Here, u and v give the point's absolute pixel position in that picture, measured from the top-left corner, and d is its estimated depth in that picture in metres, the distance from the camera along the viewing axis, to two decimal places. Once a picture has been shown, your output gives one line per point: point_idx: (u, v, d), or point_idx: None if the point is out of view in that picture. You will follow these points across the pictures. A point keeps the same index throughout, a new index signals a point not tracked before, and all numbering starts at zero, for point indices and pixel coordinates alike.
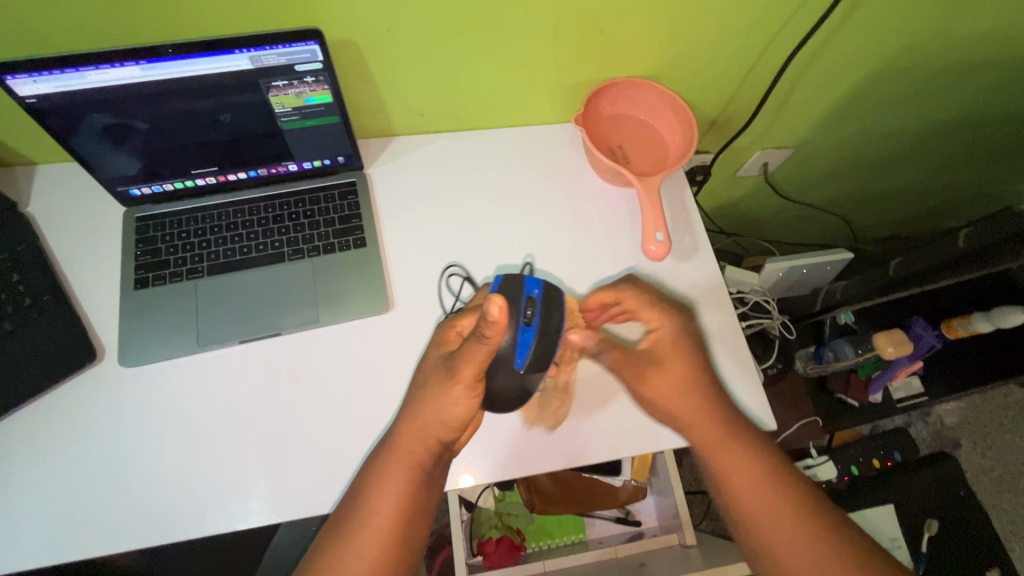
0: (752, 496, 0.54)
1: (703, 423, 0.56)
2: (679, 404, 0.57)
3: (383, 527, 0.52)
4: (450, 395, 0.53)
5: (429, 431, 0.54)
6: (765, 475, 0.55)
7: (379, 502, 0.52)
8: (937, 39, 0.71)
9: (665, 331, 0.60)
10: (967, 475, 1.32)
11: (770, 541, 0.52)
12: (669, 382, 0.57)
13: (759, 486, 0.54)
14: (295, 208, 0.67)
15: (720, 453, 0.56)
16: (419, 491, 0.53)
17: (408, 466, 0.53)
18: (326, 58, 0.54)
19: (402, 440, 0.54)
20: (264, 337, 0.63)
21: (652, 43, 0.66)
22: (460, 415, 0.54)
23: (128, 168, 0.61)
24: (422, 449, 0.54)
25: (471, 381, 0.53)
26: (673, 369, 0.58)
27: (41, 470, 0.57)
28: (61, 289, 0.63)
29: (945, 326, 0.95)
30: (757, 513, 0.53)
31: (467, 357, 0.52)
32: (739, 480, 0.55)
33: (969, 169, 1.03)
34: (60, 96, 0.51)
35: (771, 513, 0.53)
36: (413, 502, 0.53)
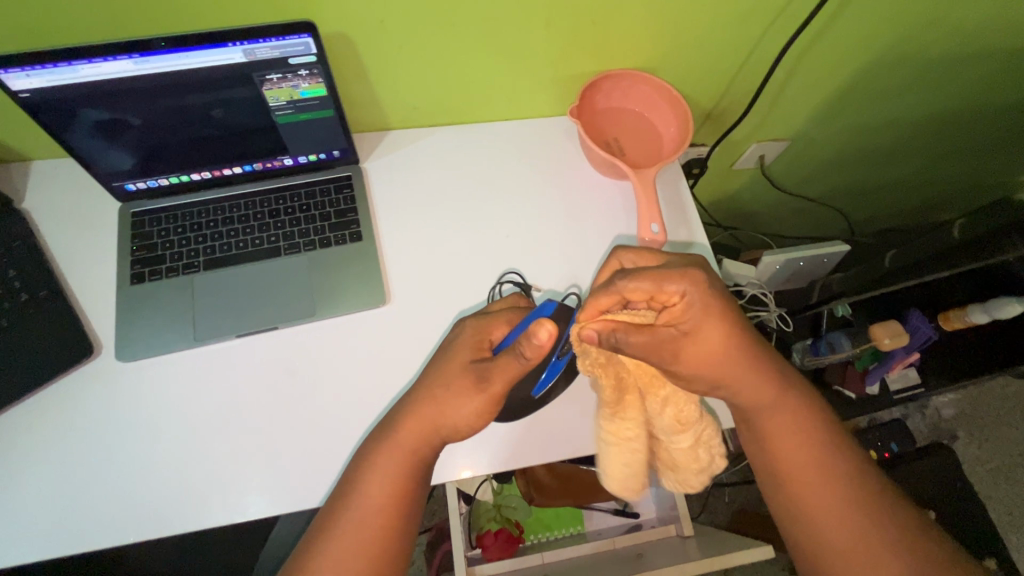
0: (801, 460, 0.53)
1: (748, 385, 0.53)
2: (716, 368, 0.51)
3: (374, 519, 0.52)
4: (465, 404, 0.53)
5: (434, 429, 0.54)
6: (812, 441, 0.53)
7: (373, 492, 0.52)
8: (932, 31, 0.71)
9: (689, 300, 0.48)
10: (964, 466, 1.33)
11: (814, 505, 0.52)
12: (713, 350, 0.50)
13: (807, 451, 0.53)
14: (290, 203, 0.67)
15: (771, 416, 0.54)
16: (412, 485, 0.53)
17: (403, 458, 0.53)
18: (319, 51, 0.54)
19: (403, 431, 0.54)
20: (260, 332, 0.63)
21: (647, 35, 0.66)
22: (468, 419, 0.53)
23: (124, 163, 0.61)
24: (422, 445, 0.54)
25: (498, 397, 0.53)
26: (713, 342, 0.50)
27: (42, 464, 0.57)
28: (58, 284, 0.63)
29: (941, 319, 0.96)
30: (803, 478, 0.52)
31: (500, 372, 0.53)
32: (789, 443, 0.54)
33: (965, 161, 1.03)
34: (54, 90, 0.51)
35: (817, 478, 0.52)
36: (405, 494, 0.53)
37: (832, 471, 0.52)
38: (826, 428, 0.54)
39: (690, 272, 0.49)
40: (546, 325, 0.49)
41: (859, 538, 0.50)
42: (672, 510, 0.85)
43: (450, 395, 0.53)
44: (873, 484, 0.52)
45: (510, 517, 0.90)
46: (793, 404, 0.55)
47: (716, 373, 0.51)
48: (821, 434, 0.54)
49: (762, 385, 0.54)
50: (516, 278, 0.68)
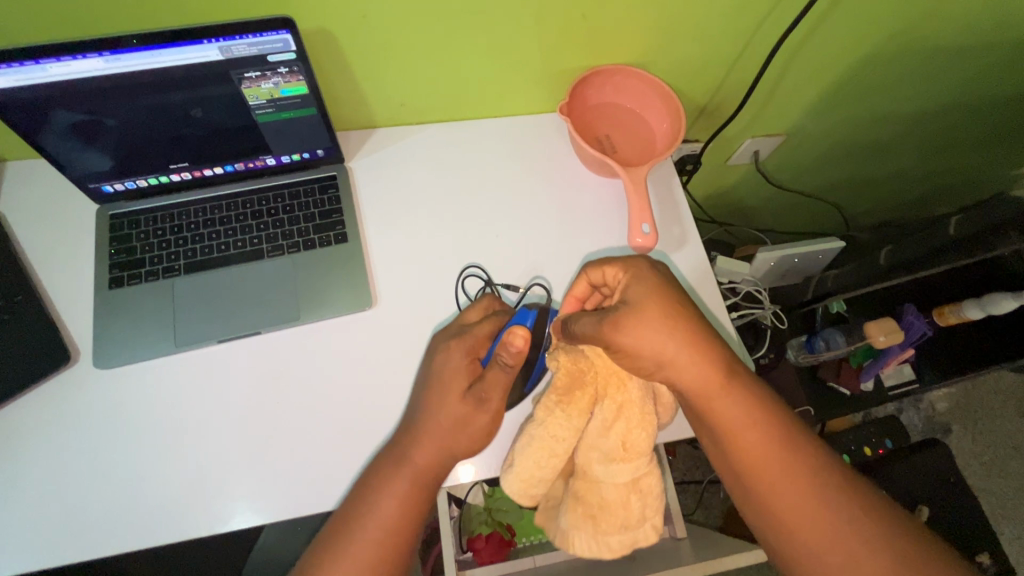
0: (758, 454, 0.51)
1: (688, 377, 0.52)
2: (659, 351, 0.51)
3: (381, 531, 0.51)
4: (476, 421, 0.55)
5: (449, 448, 0.54)
6: (768, 431, 0.51)
7: (381, 506, 0.52)
8: (929, 24, 0.70)
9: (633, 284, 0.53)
10: (958, 459, 1.33)
11: (777, 496, 0.50)
12: (651, 328, 0.51)
13: (764, 442, 0.51)
14: (273, 204, 0.65)
15: (722, 413, 0.52)
16: (419, 502, 0.53)
17: (416, 471, 0.53)
18: (299, 48, 0.52)
19: (418, 450, 0.54)
20: (243, 337, 0.62)
21: (638, 29, 0.64)
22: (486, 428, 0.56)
23: (100, 165, 0.59)
24: (435, 466, 0.54)
25: (498, 411, 0.56)
26: (651, 317, 0.51)
27: (21, 475, 0.56)
28: (34, 290, 0.61)
29: (935, 314, 0.95)
30: (752, 463, 0.51)
31: (491, 387, 0.56)
32: (737, 432, 0.51)
33: (962, 154, 1.02)
34: (23, 90, 0.49)
35: (778, 469, 0.50)
36: (412, 508, 0.53)
37: (792, 459, 0.50)
38: (779, 415, 0.52)
39: (638, 260, 0.55)
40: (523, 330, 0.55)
41: (824, 526, 0.48)
42: (665, 510, 0.84)
43: (462, 415, 0.55)
44: (831, 467, 0.51)
45: (500, 520, 0.90)
46: (742, 398, 0.52)
47: (657, 355, 0.51)
48: (770, 414, 0.52)
49: (697, 372, 0.51)
50: (480, 271, 0.67)
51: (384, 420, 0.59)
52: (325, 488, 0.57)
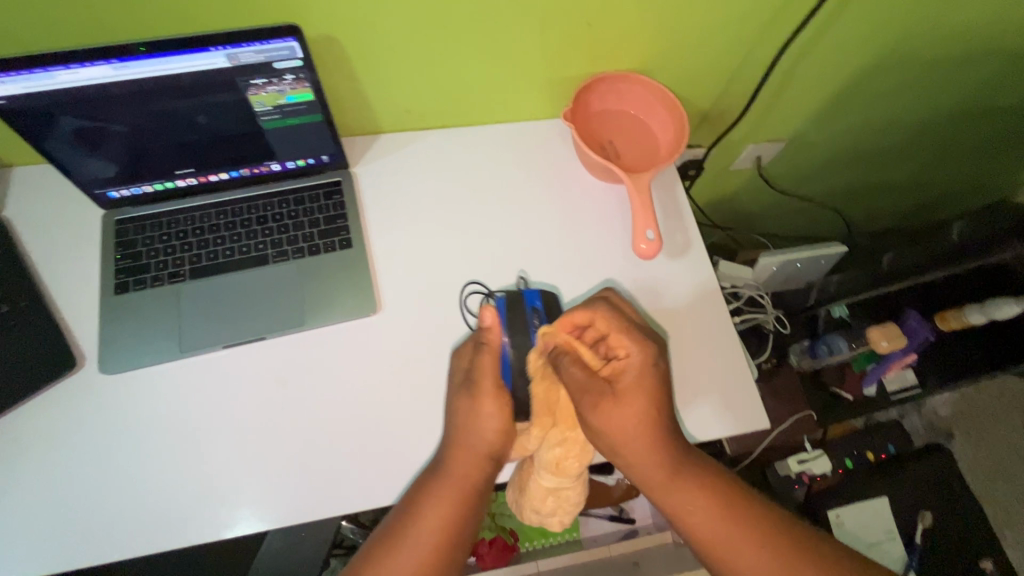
0: (712, 527, 0.54)
1: (648, 468, 0.56)
2: (623, 439, 0.54)
3: (428, 555, 0.53)
4: (480, 409, 0.56)
5: (478, 453, 0.56)
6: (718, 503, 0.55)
7: (425, 529, 0.53)
8: (930, 32, 0.70)
9: (630, 361, 0.55)
10: (960, 465, 1.33)
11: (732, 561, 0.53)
12: (624, 416, 0.53)
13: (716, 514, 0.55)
14: (279, 209, 0.66)
15: (675, 487, 0.56)
16: (464, 513, 0.55)
17: (457, 493, 0.55)
18: (305, 55, 0.52)
19: (454, 462, 0.55)
20: (247, 343, 0.62)
21: (643, 35, 0.64)
22: (498, 427, 0.56)
23: (106, 171, 0.59)
24: (477, 473, 0.56)
25: (494, 391, 0.56)
26: (626, 414, 0.54)
27: (26, 479, 0.56)
28: (39, 294, 0.62)
29: (936, 318, 0.94)
30: (711, 544, 0.55)
31: (483, 368, 0.56)
32: (693, 519, 0.55)
33: (965, 160, 1.02)
34: (30, 97, 0.50)
35: (730, 536, 0.54)
36: (457, 527, 0.55)
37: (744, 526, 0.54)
38: (736, 503, 0.55)
39: (646, 345, 0.56)
40: (490, 309, 0.57)
41: None
42: None
43: (464, 408, 0.57)
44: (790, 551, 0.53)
45: (504, 525, 0.89)
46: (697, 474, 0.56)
47: (626, 437, 0.54)
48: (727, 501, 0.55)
49: (655, 465, 0.56)
50: (481, 286, 0.66)
51: (389, 425, 0.60)
52: (330, 494, 0.57)
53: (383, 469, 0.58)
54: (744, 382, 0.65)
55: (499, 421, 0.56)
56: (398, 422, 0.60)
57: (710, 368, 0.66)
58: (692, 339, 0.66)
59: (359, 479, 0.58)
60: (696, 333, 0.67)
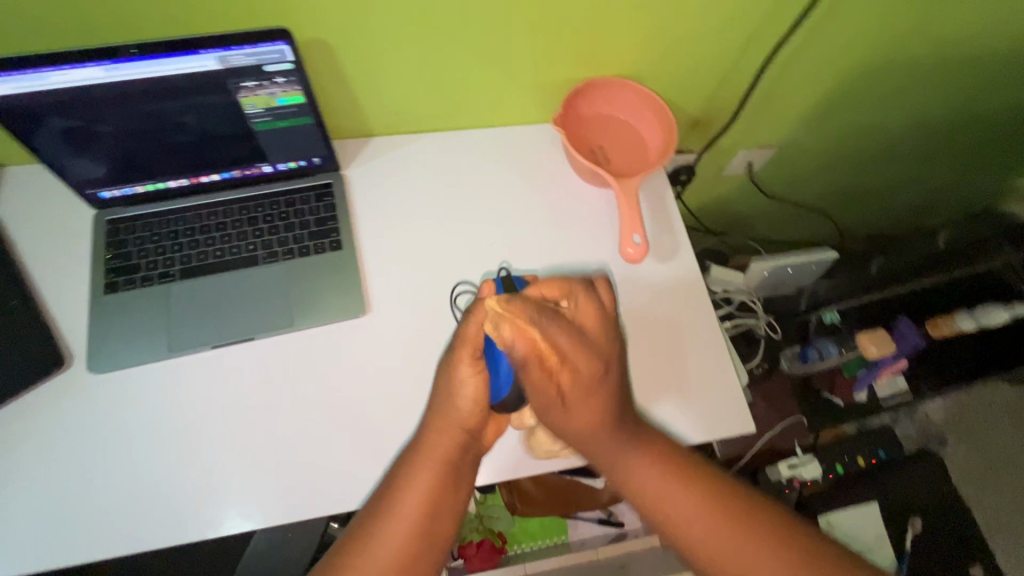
0: (659, 488, 0.52)
1: (600, 450, 0.54)
2: (585, 427, 0.53)
3: (408, 530, 0.49)
4: (456, 371, 0.53)
5: (455, 421, 0.54)
6: (668, 466, 0.53)
7: (408, 501, 0.50)
8: (916, 40, 0.71)
9: (574, 355, 0.49)
10: (952, 470, 1.33)
11: (681, 523, 0.50)
12: (581, 404, 0.52)
13: (667, 479, 0.52)
14: (270, 211, 0.66)
15: (622, 448, 0.54)
16: (447, 487, 0.51)
17: (438, 461, 0.52)
18: (296, 58, 0.53)
19: (433, 435, 0.53)
20: (236, 343, 0.62)
21: (632, 41, 0.65)
22: (475, 395, 0.54)
23: (96, 171, 0.60)
24: (451, 443, 0.53)
25: (473, 356, 0.53)
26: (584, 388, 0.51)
27: (11, 477, 0.56)
28: (29, 293, 0.62)
29: (929, 325, 0.93)
30: (665, 509, 0.51)
31: (465, 336, 0.51)
32: (642, 489, 0.53)
33: (956, 167, 1.03)
34: (21, 98, 0.50)
35: (681, 500, 0.51)
36: (441, 501, 0.51)
37: (693, 485, 0.52)
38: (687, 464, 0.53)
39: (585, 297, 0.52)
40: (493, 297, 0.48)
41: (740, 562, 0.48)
42: None
43: (444, 370, 0.55)
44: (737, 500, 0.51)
45: (492, 527, 0.88)
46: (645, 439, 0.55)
47: (577, 430, 0.54)
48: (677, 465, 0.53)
49: (606, 447, 0.54)
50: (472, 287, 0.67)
51: (377, 426, 0.60)
52: (318, 494, 0.57)
53: (370, 470, 0.58)
54: (727, 385, 0.66)
55: (474, 389, 0.53)
56: (385, 423, 0.60)
57: (694, 371, 0.66)
58: (680, 341, 0.67)
59: (346, 480, 0.58)
60: (687, 336, 0.67)
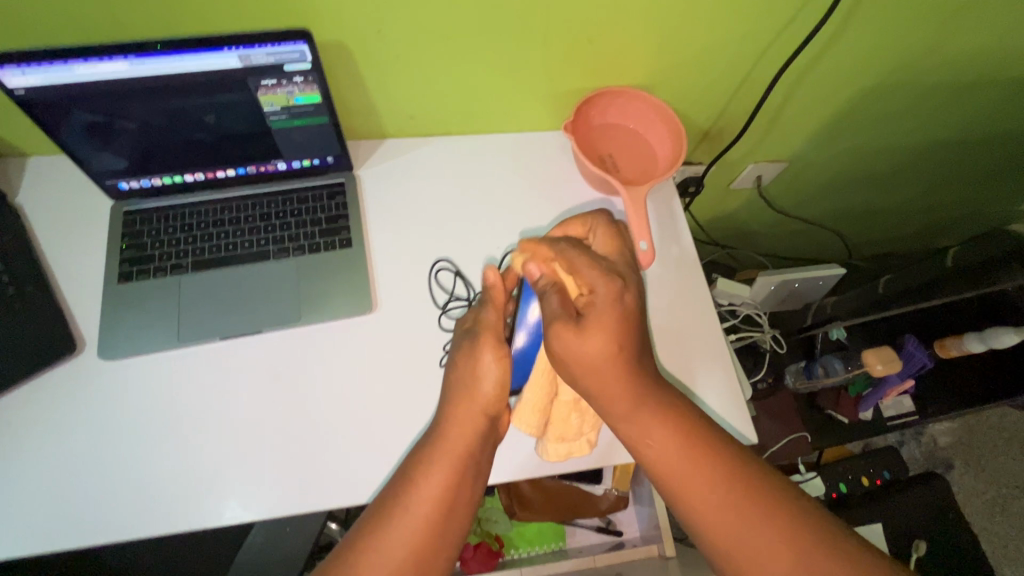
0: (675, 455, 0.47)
1: (610, 387, 0.49)
2: (599, 368, 0.48)
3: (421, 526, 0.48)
4: (480, 355, 0.54)
5: (475, 408, 0.53)
6: (685, 432, 0.48)
7: (424, 496, 0.49)
8: (926, 60, 0.72)
9: (591, 280, 0.50)
10: (958, 496, 1.31)
11: (684, 485, 0.47)
12: (602, 324, 0.48)
13: (681, 441, 0.48)
14: (282, 207, 0.67)
15: (642, 408, 0.49)
16: (463, 482, 0.50)
17: (456, 457, 0.51)
18: (314, 58, 0.54)
19: (452, 429, 0.52)
20: (244, 336, 0.63)
21: (644, 52, 0.66)
22: (498, 381, 0.53)
23: (116, 163, 0.61)
24: (471, 436, 0.52)
25: (494, 339, 0.55)
26: (609, 315, 0.48)
27: (18, 459, 0.57)
28: (46, 280, 0.63)
29: (936, 346, 0.95)
30: (678, 474, 0.47)
31: (487, 323, 0.56)
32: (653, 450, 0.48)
33: (967, 187, 1.03)
34: (50, 88, 0.52)
35: (694, 466, 0.47)
36: (457, 494, 0.50)
37: (705, 451, 0.48)
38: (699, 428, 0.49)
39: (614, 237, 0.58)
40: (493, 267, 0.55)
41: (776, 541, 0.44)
42: (655, 530, 0.84)
43: (464, 358, 0.55)
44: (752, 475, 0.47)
45: (490, 530, 0.89)
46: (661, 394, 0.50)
47: (589, 363, 0.48)
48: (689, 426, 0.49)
49: (618, 389, 0.49)
50: (450, 264, 0.68)
51: (380, 422, 0.60)
52: (319, 487, 0.58)
53: (371, 465, 0.59)
54: (729, 398, 0.66)
55: (500, 372, 0.53)
56: (388, 420, 0.61)
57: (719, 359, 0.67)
58: (687, 349, 0.67)
59: (348, 474, 0.58)
60: (693, 346, 0.68)
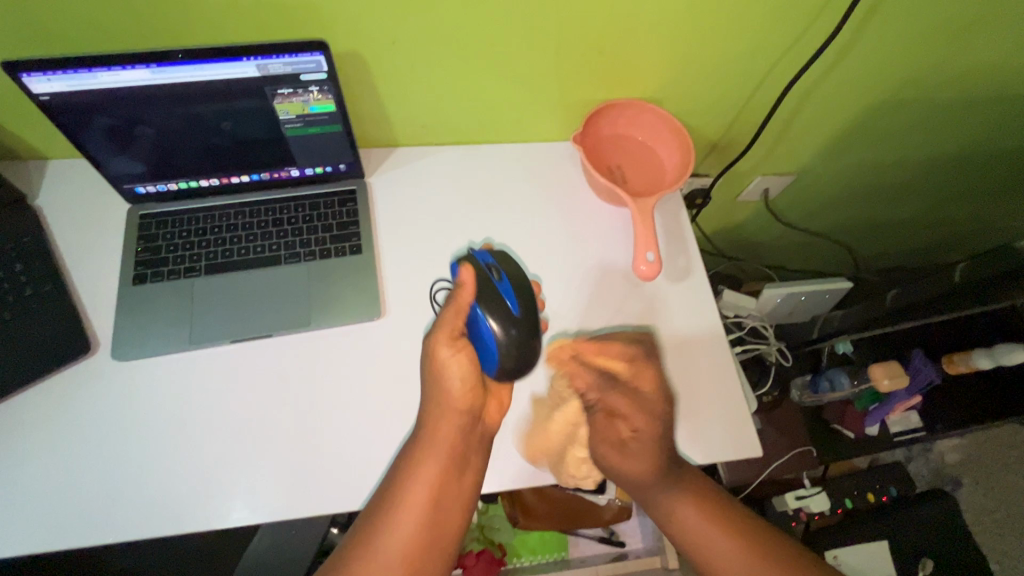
0: (700, 528, 0.54)
1: (634, 469, 0.57)
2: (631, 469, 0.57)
3: (418, 523, 0.50)
4: (439, 358, 0.53)
5: (450, 403, 0.53)
6: (704, 506, 0.55)
7: (417, 491, 0.51)
8: (933, 76, 0.73)
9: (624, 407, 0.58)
10: (966, 514, 1.30)
11: (720, 557, 0.53)
12: (631, 432, 0.58)
13: (702, 516, 0.55)
14: (295, 213, 0.68)
15: (666, 493, 0.56)
16: (452, 476, 0.52)
17: (443, 452, 0.52)
18: (330, 68, 0.55)
19: (437, 428, 0.53)
20: (254, 338, 0.64)
21: (654, 65, 0.67)
22: (465, 377, 0.53)
23: (134, 168, 0.62)
24: (454, 434, 0.53)
25: (453, 339, 0.53)
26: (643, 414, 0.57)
27: (30, 458, 0.58)
28: (63, 281, 0.64)
29: (943, 361, 0.93)
30: (703, 546, 0.54)
31: (443, 316, 0.53)
32: (680, 522, 0.55)
33: (976, 202, 1.03)
34: (73, 95, 0.53)
35: (717, 537, 0.54)
36: (447, 488, 0.52)
37: (724, 523, 0.54)
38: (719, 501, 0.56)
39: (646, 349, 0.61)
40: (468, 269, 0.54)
41: None
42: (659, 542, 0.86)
43: (425, 357, 0.54)
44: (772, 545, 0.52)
45: (493, 538, 0.89)
46: (686, 479, 0.57)
47: (628, 459, 0.58)
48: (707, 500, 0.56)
49: (642, 471, 0.57)
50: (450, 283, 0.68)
51: (386, 427, 0.61)
52: (325, 490, 0.58)
53: (376, 470, 0.59)
54: (735, 411, 0.66)
55: (462, 368, 0.53)
56: (394, 425, 0.61)
57: (712, 395, 0.66)
58: (693, 360, 0.68)
59: (354, 478, 0.59)
60: (699, 358, 0.68)
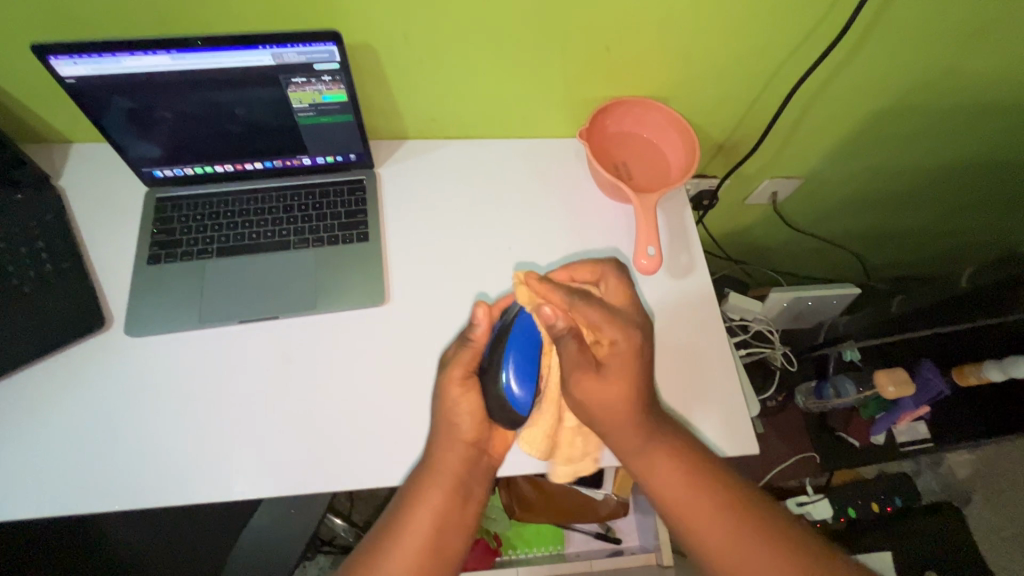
0: (685, 483, 0.53)
1: (610, 402, 0.54)
2: (603, 409, 0.55)
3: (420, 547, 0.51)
4: (449, 393, 0.57)
5: (457, 436, 0.56)
6: (690, 462, 0.54)
7: (419, 518, 0.52)
8: (945, 82, 0.73)
9: (613, 337, 0.54)
10: (975, 531, 1.27)
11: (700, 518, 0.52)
12: (607, 386, 0.54)
13: (689, 472, 0.53)
14: (305, 200, 0.70)
15: (647, 443, 0.55)
16: (455, 502, 0.54)
17: (447, 481, 0.54)
18: (343, 59, 0.57)
19: (440, 456, 0.55)
20: (262, 319, 0.65)
21: (660, 63, 0.68)
22: (473, 412, 0.57)
23: (152, 152, 0.65)
24: (457, 461, 0.55)
25: (460, 381, 0.58)
26: (621, 348, 0.54)
27: (43, 421, 0.60)
28: (81, 258, 0.67)
29: (955, 372, 0.90)
30: (691, 504, 0.52)
31: (455, 359, 0.58)
32: (663, 478, 0.54)
33: (990, 211, 1.01)
34: (97, 78, 0.56)
35: (708, 500, 0.52)
36: (449, 512, 0.53)
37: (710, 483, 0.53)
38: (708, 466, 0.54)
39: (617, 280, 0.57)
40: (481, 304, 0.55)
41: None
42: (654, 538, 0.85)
43: (438, 401, 0.58)
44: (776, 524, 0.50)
45: (490, 528, 0.90)
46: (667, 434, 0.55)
47: (600, 401, 0.54)
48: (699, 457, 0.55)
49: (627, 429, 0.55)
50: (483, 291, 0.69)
51: (385, 413, 0.62)
52: (321, 471, 0.59)
53: (374, 454, 0.60)
54: (732, 410, 0.66)
55: (470, 405, 0.57)
56: (392, 407, 0.62)
57: (713, 395, 0.66)
58: (694, 359, 0.68)
59: (352, 460, 0.60)
60: (699, 356, 0.68)
